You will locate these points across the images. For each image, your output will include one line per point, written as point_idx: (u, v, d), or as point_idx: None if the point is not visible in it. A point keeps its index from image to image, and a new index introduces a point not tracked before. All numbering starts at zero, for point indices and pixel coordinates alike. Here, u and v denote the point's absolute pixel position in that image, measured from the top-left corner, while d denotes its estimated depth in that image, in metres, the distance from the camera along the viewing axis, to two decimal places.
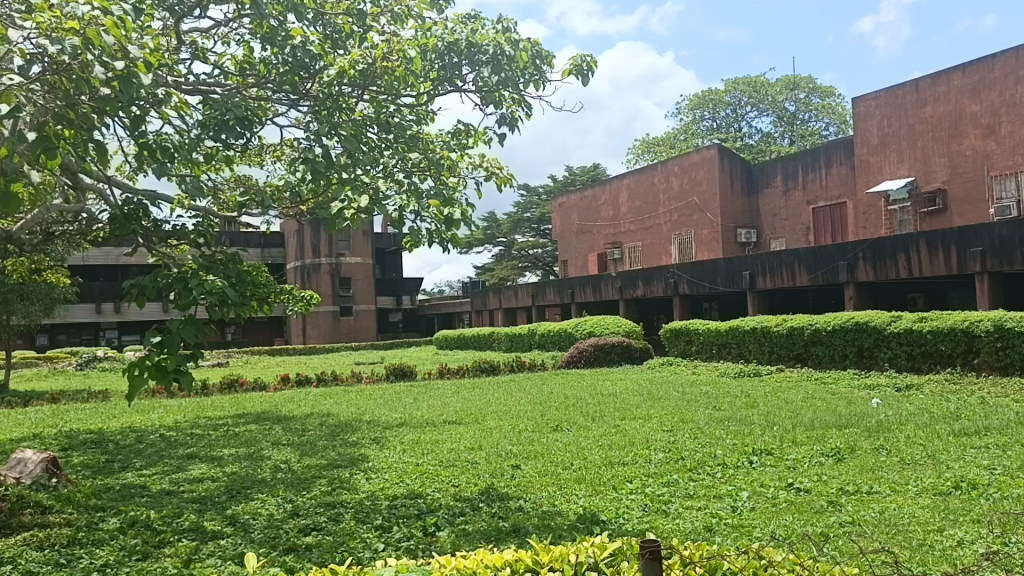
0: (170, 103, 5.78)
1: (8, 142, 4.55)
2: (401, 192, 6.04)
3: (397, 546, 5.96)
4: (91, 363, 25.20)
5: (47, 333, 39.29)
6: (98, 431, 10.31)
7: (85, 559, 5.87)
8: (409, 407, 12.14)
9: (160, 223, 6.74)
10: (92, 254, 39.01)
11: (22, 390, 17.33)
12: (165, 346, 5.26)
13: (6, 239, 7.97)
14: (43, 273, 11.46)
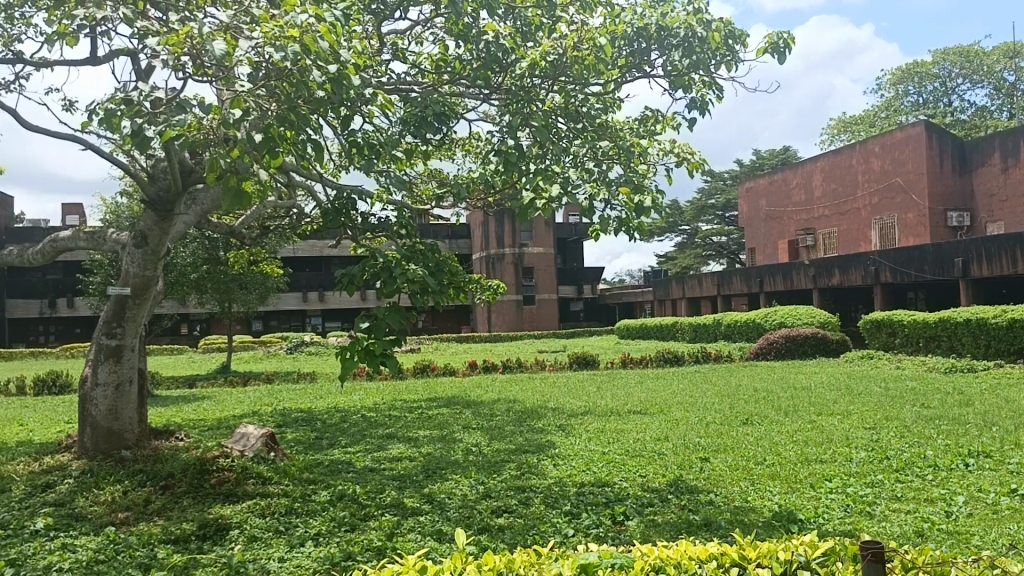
0: (376, 103, 6.09)
1: (238, 144, 4.99)
2: (590, 181, 6.01)
3: (586, 533, 5.99)
4: (298, 348, 27.26)
5: (261, 318, 43.01)
6: (307, 410, 11.15)
7: (300, 528, 6.35)
8: (594, 396, 12.19)
9: (365, 216, 7.16)
10: (300, 246, 42.07)
11: (241, 371, 19.03)
12: (373, 332, 5.59)
13: (230, 233, 8.78)
14: (262, 264, 12.50)
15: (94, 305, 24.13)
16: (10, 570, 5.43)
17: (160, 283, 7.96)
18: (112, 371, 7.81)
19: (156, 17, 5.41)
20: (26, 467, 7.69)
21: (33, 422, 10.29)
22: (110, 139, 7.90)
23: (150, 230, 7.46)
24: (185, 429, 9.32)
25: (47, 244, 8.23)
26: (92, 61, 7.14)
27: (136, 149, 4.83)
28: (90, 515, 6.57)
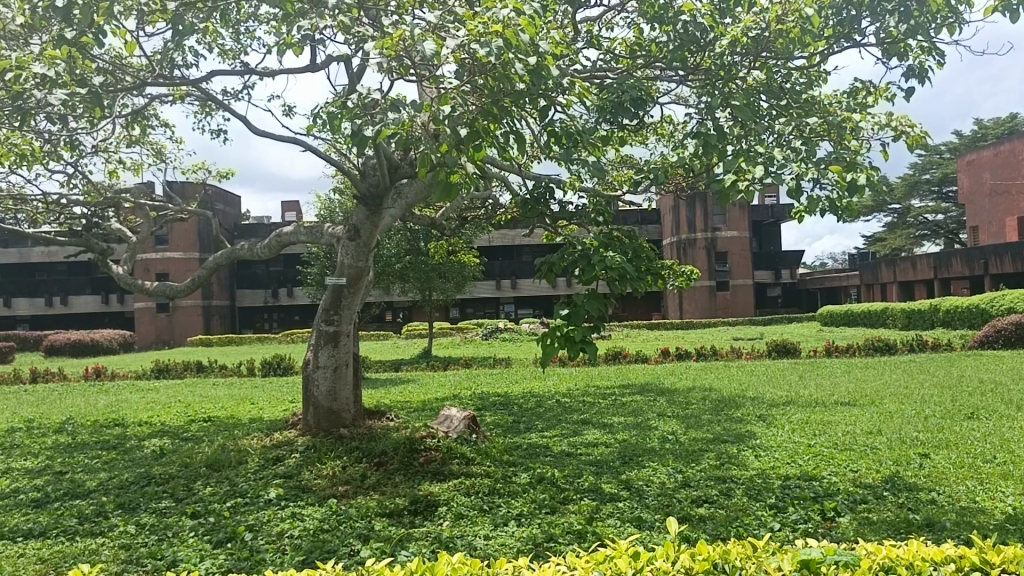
0: (574, 91, 6.14)
1: (447, 140, 5.19)
2: (797, 160, 5.73)
3: (794, 528, 5.76)
4: (494, 334, 28.10)
5: (458, 306, 44.78)
6: (504, 394, 11.49)
7: (504, 508, 6.57)
8: (796, 385, 11.67)
9: (562, 204, 7.26)
10: (494, 236, 43.21)
11: (442, 356, 19.91)
12: (572, 319, 5.62)
13: (432, 225, 9.20)
14: (461, 252, 13.00)
15: (313, 294, 26.16)
16: (250, 534, 6.03)
17: (371, 273, 8.51)
18: (331, 355, 8.43)
19: (370, 23, 5.75)
20: (260, 442, 8.47)
21: (263, 401, 11.33)
22: (326, 140, 8.48)
23: (361, 224, 8.01)
24: (394, 410, 9.89)
25: (273, 238, 9.02)
26: (312, 69, 7.69)
27: (355, 149, 5.19)
28: (314, 487, 7.15)
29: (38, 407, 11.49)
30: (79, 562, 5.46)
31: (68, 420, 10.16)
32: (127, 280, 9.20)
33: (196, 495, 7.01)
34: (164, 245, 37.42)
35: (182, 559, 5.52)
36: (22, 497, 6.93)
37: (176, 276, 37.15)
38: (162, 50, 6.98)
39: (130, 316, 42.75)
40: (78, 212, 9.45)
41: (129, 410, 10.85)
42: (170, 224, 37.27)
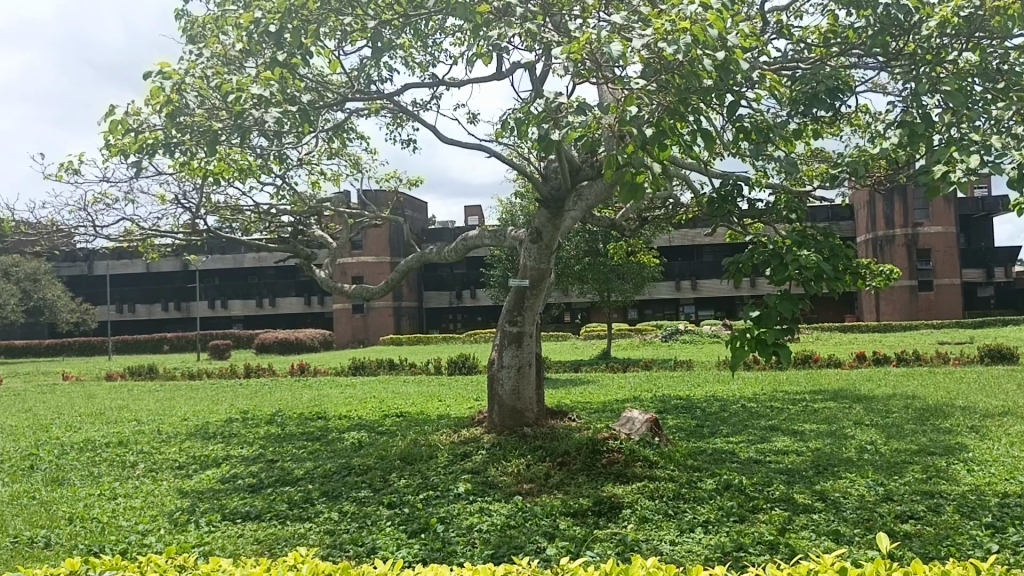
0: (764, 84, 5.94)
1: (633, 141, 5.17)
2: (1019, 147, 5.21)
3: (1015, 551, 5.25)
4: (674, 336, 27.63)
5: (637, 307, 44.57)
6: (687, 397, 11.28)
7: (689, 514, 6.44)
8: (1015, 395, 10.61)
9: (750, 201, 7.02)
10: (673, 235, 42.47)
11: (622, 358, 19.83)
12: (763, 321, 5.38)
13: (613, 225, 9.19)
14: (643, 253, 12.90)
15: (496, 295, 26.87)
16: (442, 526, 6.27)
17: (552, 274, 8.63)
18: (515, 355, 8.61)
19: (557, 28, 5.84)
20: (449, 438, 8.79)
21: (449, 399, 11.76)
22: (509, 145, 8.68)
23: (543, 226, 8.13)
24: (575, 411, 9.95)
25: (459, 242, 9.33)
26: (497, 77, 7.90)
27: (542, 153, 5.29)
28: (500, 483, 7.33)
29: (252, 399, 12.56)
30: (291, 545, 5.90)
31: (277, 412, 11.03)
32: (328, 283, 9.84)
33: (391, 486, 7.39)
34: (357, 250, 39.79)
35: (381, 546, 5.85)
36: (241, 482, 7.59)
37: (371, 279, 39.47)
38: (360, 66, 7.40)
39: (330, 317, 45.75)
40: (285, 221, 10.23)
41: (330, 404, 11.62)
42: (366, 230, 39.58)
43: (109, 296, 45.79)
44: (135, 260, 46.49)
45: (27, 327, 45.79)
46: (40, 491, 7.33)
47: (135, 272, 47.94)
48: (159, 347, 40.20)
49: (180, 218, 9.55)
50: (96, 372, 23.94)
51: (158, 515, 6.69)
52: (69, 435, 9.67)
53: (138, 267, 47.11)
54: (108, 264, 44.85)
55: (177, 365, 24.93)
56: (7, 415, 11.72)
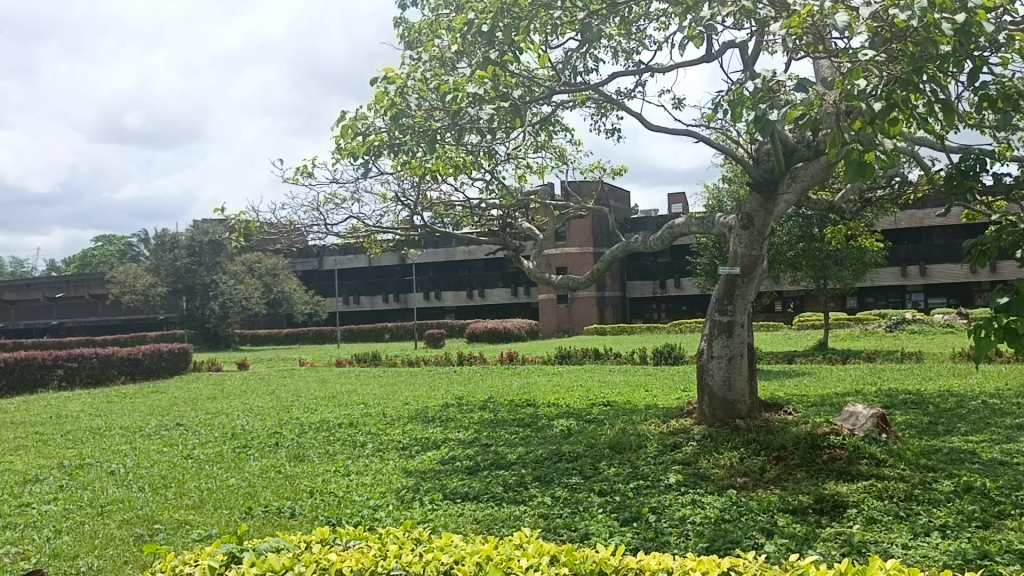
0: (1012, 46, 5.39)
1: (860, 117, 4.87)
2: None
3: None
4: (900, 326, 25.66)
5: (857, 295, 42.18)
6: (917, 392, 10.46)
7: (924, 517, 5.96)
8: None
9: (994, 177, 6.37)
10: (897, 217, 39.34)
11: (840, 349, 18.73)
12: (1013, 309, 4.77)
13: (831, 209, 8.69)
14: (866, 237, 12.11)
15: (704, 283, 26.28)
16: (654, 516, 6.24)
17: (765, 262, 8.31)
18: (725, 345, 8.40)
19: (773, 3, 5.62)
20: (658, 428, 8.72)
21: (657, 388, 11.67)
22: (718, 129, 8.44)
23: (755, 212, 7.86)
24: (791, 404, 9.53)
25: (665, 231, 9.19)
26: (706, 60, 7.70)
27: (760, 134, 5.13)
28: (713, 476, 7.17)
29: (467, 386, 13.16)
30: (509, 526, 6.12)
31: (488, 398, 11.47)
32: (536, 274, 10.07)
33: (601, 474, 7.46)
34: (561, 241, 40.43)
35: (594, 532, 5.91)
36: (459, 463, 7.97)
37: (575, 270, 39.93)
38: (567, 59, 7.49)
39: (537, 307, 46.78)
40: (494, 214, 10.58)
41: (539, 392, 11.92)
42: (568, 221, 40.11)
43: (337, 290, 49.65)
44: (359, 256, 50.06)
45: (270, 317, 50.77)
46: (286, 466, 8.09)
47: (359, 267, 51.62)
48: (381, 336, 43.06)
49: (400, 214, 10.16)
50: (329, 358, 26.09)
51: (386, 492, 7.16)
52: (307, 416, 10.58)
53: (362, 262, 50.68)
54: (335, 260, 48.62)
55: (398, 352, 26.62)
56: (258, 396, 13.04)
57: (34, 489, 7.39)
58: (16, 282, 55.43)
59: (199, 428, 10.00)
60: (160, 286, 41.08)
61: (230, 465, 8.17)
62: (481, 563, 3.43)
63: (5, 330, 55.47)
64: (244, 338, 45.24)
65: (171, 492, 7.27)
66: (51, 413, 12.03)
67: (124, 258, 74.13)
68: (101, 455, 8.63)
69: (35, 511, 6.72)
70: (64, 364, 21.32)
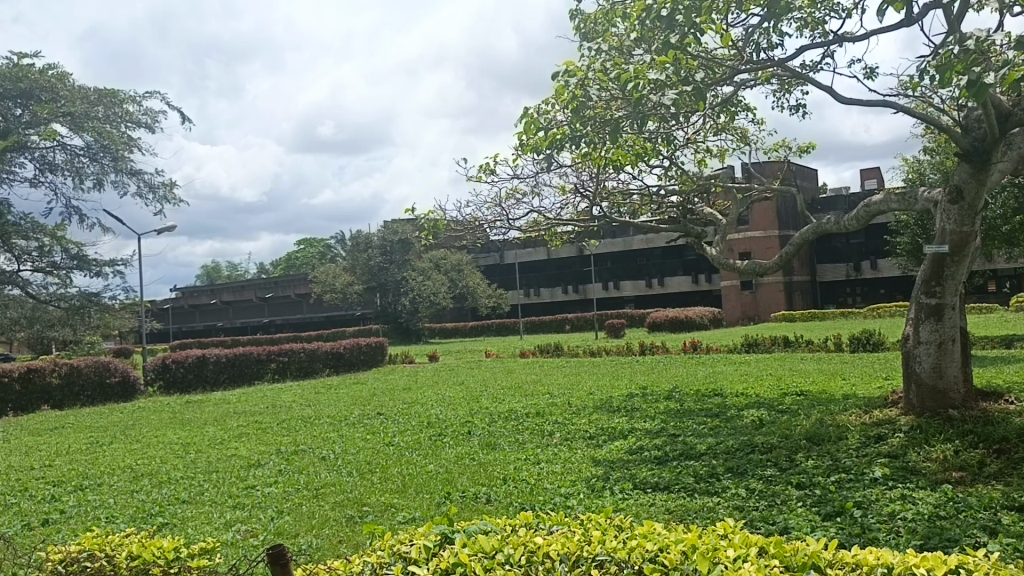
0: None
1: None
2: None
3: None
4: None
5: None
6: None
7: None
8: None
9: None
10: None
11: None
12: None
13: None
14: None
15: (904, 264, 24.54)
16: (859, 511, 5.92)
17: (979, 237, 7.65)
18: (934, 330, 7.82)
19: None
20: (859, 419, 8.26)
21: (855, 377, 11.04)
22: (918, 98, 7.89)
23: (965, 183, 7.25)
24: (1013, 392, 8.72)
25: (861, 209, 8.63)
26: (904, 23, 7.23)
27: (975, 100, 4.76)
28: (923, 470, 6.70)
29: (651, 375, 13.08)
30: (703, 517, 6.02)
31: (674, 388, 11.34)
32: (720, 261, 9.81)
33: (799, 466, 7.17)
34: (745, 225, 39.15)
35: (794, 526, 5.69)
36: (648, 454, 7.92)
37: (760, 255, 38.52)
38: (749, 34, 7.26)
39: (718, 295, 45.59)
40: (674, 201, 10.43)
41: (725, 381, 11.64)
42: (752, 204, 38.76)
43: (518, 283, 50.84)
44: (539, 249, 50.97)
45: (456, 310, 52.77)
46: (479, 453, 8.38)
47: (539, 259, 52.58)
48: (561, 327, 43.62)
49: (579, 206, 10.24)
50: (514, 349, 26.73)
51: (577, 481, 7.26)
52: (496, 405, 10.92)
53: (541, 255, 51.55)
54: (515, 254, 49.80)
55: (580, 342, 26.86)
56: (448, 387, 13.60)
57: (257, 473, 8.09)
58: (232, 284, 60.99)
59: (397, 417, 10.56)
60: (356, 284, 43.79)
61: (427, 452, 8.57)
62: (687, 552, 3.38)
63: (224, 328, 61.17)
64: (433, 332, 47.33)
65: (376, 477, 7.73)
66: (268, 403, 13.13)
67: (323, 258, 79.39)
68: (312, 442, 9.32)
69: (260, 492, 7.36)
70: (276, 359, 23.21)
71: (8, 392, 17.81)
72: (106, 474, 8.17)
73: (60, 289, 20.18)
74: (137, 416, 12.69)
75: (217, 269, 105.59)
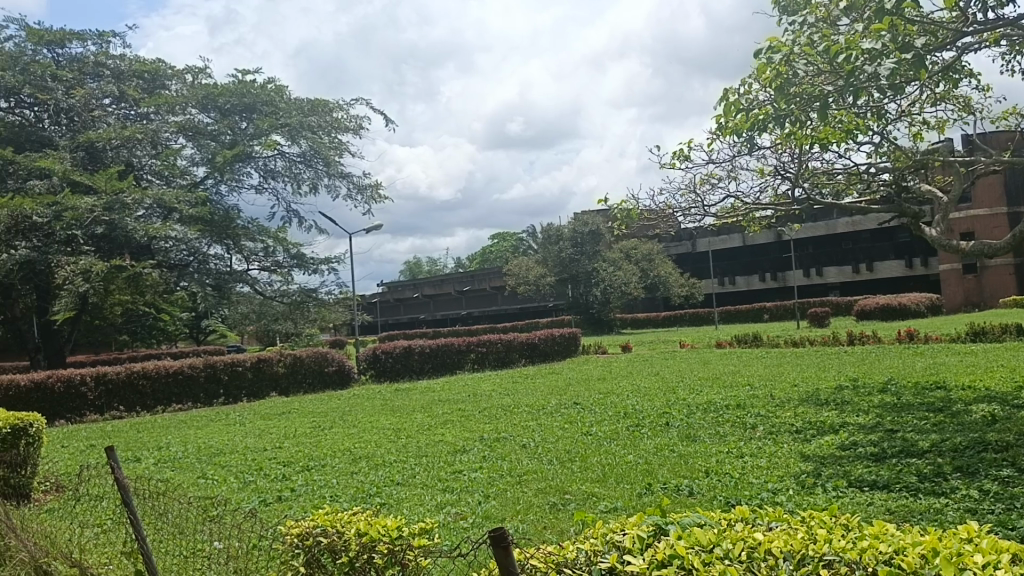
0: None
1: None
2: None
3: None
4: None
5: None
6: None
7: None
8: None
9: None
10: None
11: None
12: None
13: None
14: None
15: None
16: None
17: None
18: None
19: None
20: None
21: None
22: None
23: None
24: None
25: None
26: None
27: None
28: None
29: (861, 366, 12.33)
30: (929, 520, 5.57)
31: (888, 380, 10.61)
32: (940, 242, 9.03)
33: None
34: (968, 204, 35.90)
35: None
36: (862, 450, 7.45)
37: (985, 235, 35.18)
38: None
39: (934, 280, 42.08)
40: (886, 179, 9.72)
41: (948, 373, 10.73)
42: (976, 181, 35.47)
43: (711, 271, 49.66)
44: (732, 237, 49.61)
45: (648, 301, 52.38)
46: (679, 445, 8.26)
47: (733, 246, 51.07)
48: (760, 316, 42.14)
49: (780, 188, 9.81)
50: (712, 339, 26.13)
51: (784, 476, 6.96)
52: (693, 396, 10.71)
53: (735, 242, 50.02)
54: (707, 242, 48.79)
55: (782, 331, 25.86)
56: (644, 377, 13.51)
57: (462, 458, 8.41)
58: (433, 279, 64.09)
59: (594, 407, 10.62)
60: (548, 276, 44.40)
61: (626, 442, 8.54)
62: (927, 556, 3.11)
63: (427, 321, 64.32)
64: (624, 322, 47.17)
65: (576, 465, 7.81)
66: (469, 392, 13.65)
67: (518, 251, 81.42)
68: (513, 430, 9.57)
69: (467, 477, 7.66)
70: (475, 349, 24.06)
71: (242, 380, 19.32)
72: (328, 457, 8.81)
73: (282, 285, 22.09)
74: (353, 402, 13.62)
75: (418, 265, 111.20)
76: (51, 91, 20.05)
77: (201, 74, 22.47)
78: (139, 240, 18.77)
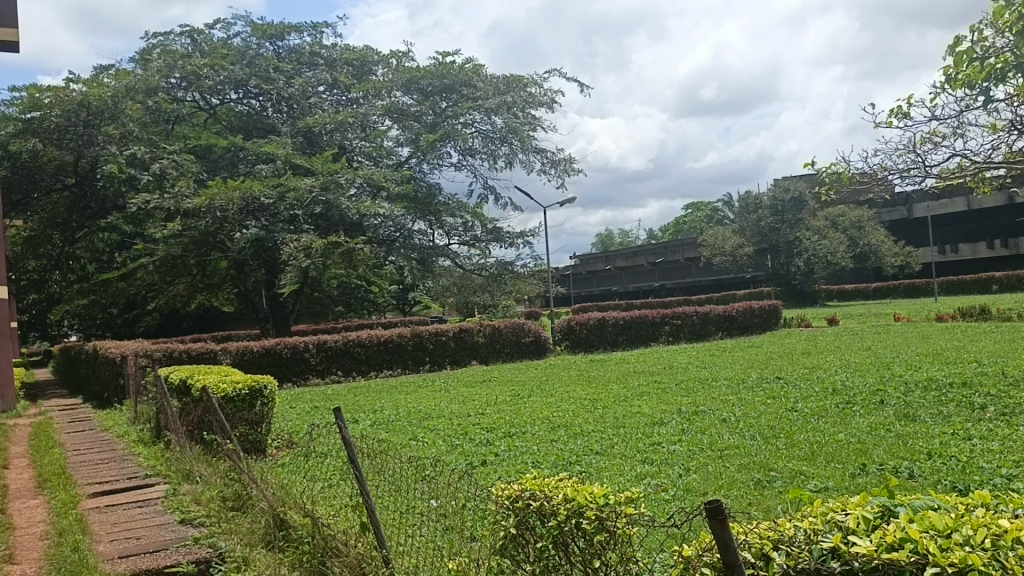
0: None
1: None
2: None
3: None
4: None
5: None
6: None
7: None
8: None
9: None
10: None
11: None
12: None
13: None
14: None
15: None
16: None
17: None
18: None
19: None
20: None
21: None
22: None
23: None
24: None
25: None
26: None
27: None
28: None
29: None
30: None
31: None
32: None
33: None
34: None
35: None
36: None
37: None
38: None
39: None
40: None
41: None
42: None
43: (929, 238, 45.92)
44: (957, 200, 45.95)
45: (857, 271, 49.43)
46: (896, 424, 7.74)
47: (956, 211, 46.94)
48: (988, 287, 38.59)
49: (1015, 144, 8.86)
50: (933, 311, 24.31)
51: (1021, 462, 6.32)
52: (910, 373, 10.02)
53: (960, 206, 46.08)
54: (927, 207, 45.43)
55: (1015, 304, 23.59)
56: (855, 352, 12.81)
57: (661, 430, 8.36)
58: (625, 250, 63.82)
59: (799, 382, 10.22)
60: (747, 246, 42.76)
61: (836, 420, 8.13)
62: None
63: (620, 293, 64.31)
64: (830, 294, 44.81)
65: (782, 442, 7.54)
66: (665, 364, 13.56)
67: (713, 221, 79.09)
68: (712, 404, 9.38)
69: (666, 449, 7.61)
70: (670, 321, 23.78)
71: (446, 349, 20.29)
72: (528, 424, 9.06)
73: (480, 258, 22.89)
74: (550, 372, 13.95)
75: (610, 238, 111.48)
76: (275, 81, 21.87)
77: (404, 58, 23.60)
78: (352, 217, 20.10)
